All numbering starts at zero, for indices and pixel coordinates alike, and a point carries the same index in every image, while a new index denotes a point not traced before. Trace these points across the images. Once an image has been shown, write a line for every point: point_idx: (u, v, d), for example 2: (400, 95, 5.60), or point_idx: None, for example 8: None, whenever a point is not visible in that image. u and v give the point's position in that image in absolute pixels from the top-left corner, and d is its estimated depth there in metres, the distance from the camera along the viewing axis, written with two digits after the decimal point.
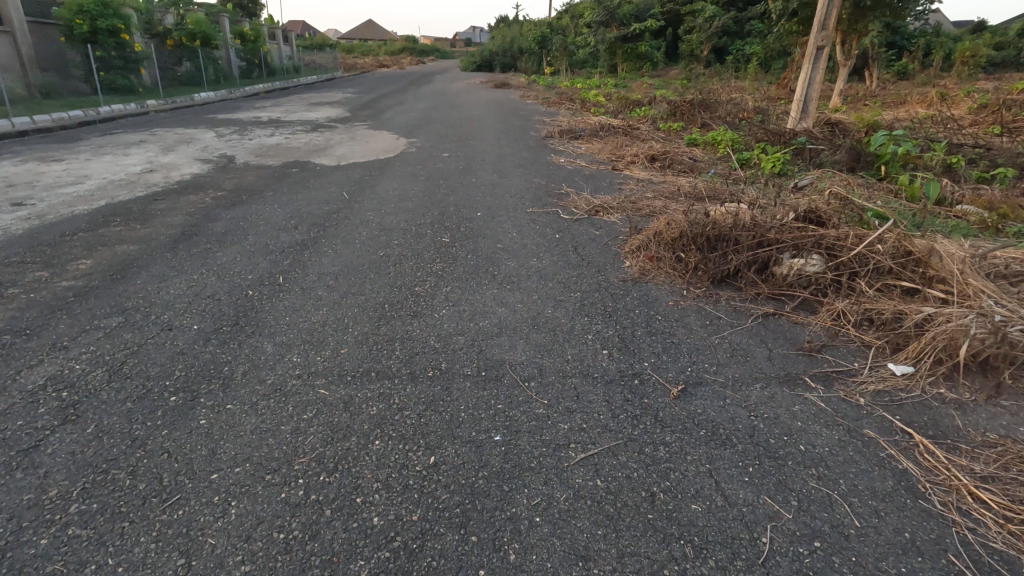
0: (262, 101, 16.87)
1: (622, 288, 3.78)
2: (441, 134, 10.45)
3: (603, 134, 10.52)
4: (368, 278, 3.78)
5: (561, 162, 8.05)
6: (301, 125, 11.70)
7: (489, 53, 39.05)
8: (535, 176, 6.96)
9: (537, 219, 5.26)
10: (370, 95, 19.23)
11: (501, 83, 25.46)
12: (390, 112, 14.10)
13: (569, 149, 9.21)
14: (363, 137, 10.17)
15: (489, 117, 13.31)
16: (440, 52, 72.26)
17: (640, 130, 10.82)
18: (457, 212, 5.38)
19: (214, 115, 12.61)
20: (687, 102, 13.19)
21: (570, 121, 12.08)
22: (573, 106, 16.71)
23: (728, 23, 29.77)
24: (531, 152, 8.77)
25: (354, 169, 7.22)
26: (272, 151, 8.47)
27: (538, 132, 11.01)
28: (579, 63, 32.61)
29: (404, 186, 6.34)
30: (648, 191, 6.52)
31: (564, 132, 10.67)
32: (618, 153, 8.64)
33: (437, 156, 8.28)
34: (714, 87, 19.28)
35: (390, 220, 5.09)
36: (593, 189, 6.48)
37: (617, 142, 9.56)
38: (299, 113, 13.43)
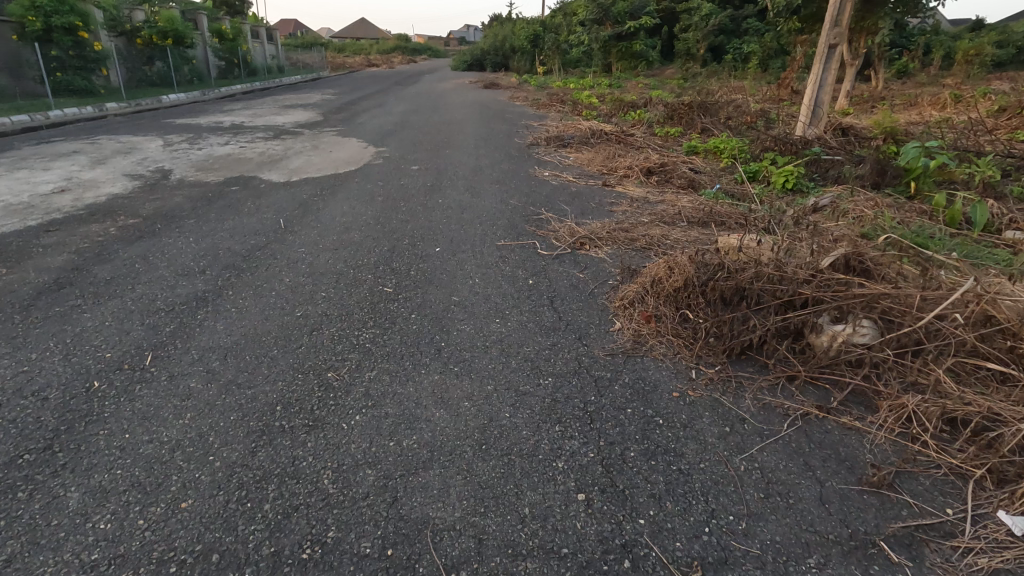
0: (233, 103, 15.86)
1: (609, 369, 2.83)
2: (416, 142, 9.46)
3: (593, 141, 9.56)
4: (268, 357, 2.81)
5: (545, 176, 7.09)
6: (263, 131, 10.67)
7: (480, 52, 38.05)
8: (512, 196, 6.01)
9: (508, 256, 4.30)
10: (351, 97, 18.24)
11: (491, 82, 24.50)
12: (365, 116, 13.07)
13: (555, 160, 8.26)
14: (329, 146, 9.16)
15: (471, 121, 12.31)
16: (432, 50, 71.11)
17: (635, 137, 9.86)
18: (411, 247, 4.42)
19: (172, 120, 11.59)
20: (685, 104, 12.26)
21: (559, 125, 11.13)
22: (564, 109, 15.76)
23: (724, 21, 28.90)
24: (512, 164, 7.80)
25: (303, 187, 6.24)
26: (218, 164, 7.48)
27: (523, 139, 10.06)
28: (572, 63, 31.65)
29: (356, 210, 5.36)
30: (643, 215, 5.57)
31: (551, 139, 9.69)
32: (609, 164, 7.69)
33: (406, 169, 7.32)
34: (712, 88, 18.36)
35: (324, 261, 4.11)
36: (578, 212, 5.53)
37: (609, 150, 8.61)
38: (267, 117, 12.44)
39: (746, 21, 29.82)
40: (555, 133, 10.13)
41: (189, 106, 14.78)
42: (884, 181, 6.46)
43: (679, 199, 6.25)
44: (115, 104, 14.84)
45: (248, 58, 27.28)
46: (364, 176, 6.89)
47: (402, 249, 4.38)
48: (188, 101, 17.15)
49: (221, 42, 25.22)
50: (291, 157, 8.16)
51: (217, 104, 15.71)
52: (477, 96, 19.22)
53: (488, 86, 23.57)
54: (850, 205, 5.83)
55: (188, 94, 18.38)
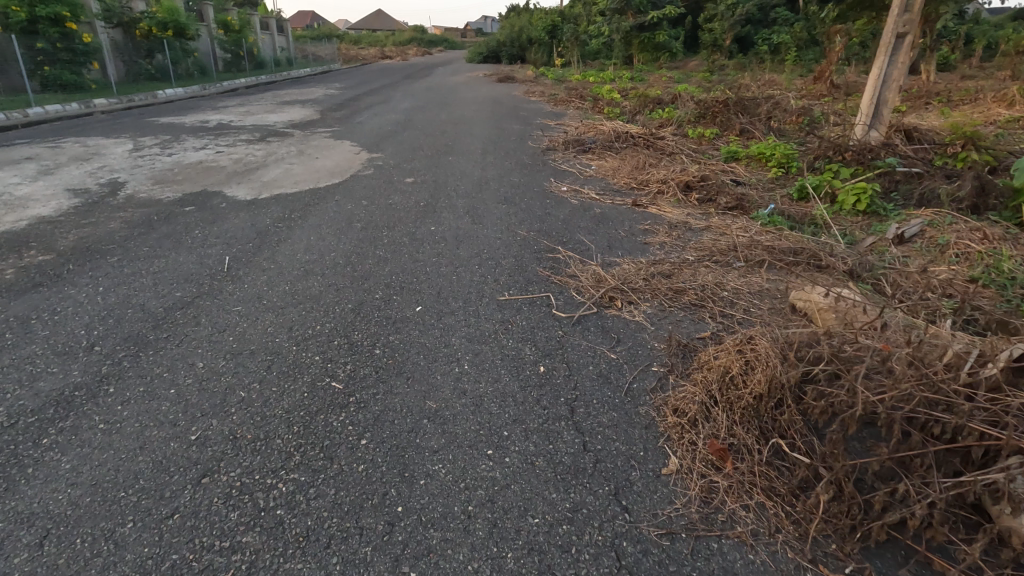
0: (229, 99, 14.93)
1: (668, 573, 1.71)
2: (416, 146, 8.34)
3: (616, 146, 8.38)
4: (113, 543, 1.74)
5: (563, 192, 5.96)
6: (250, 133, 9.66)
7: (496, 44, 36.63)
8: (522, 222, 4.90)
9: (514, 320, 3.19)
10: (358, 92, 17.22)
11: (506, 76, 23.31)
12: (365, 114, 12.00)
13: (573, 170, 7.13)
14: (317, 151, 8.10)
15: (481, 121, 11.15)
16: (448, 42, 69.79)
17: (666, 141, 8.65)
18: (384, 305, 3.33)
19: (155, 120, 10.67)
20: (720, 102, 11.00)
21: (579, 126, 9.96)
22: (584, 105, 14.55)
23: (752, 10, 27.25)
24: (524, 176, 6.67)
25: (270, 208, 5.19)
26: (183, 175, 6.47)
27: (538, 142, 8.91)
28: (591, 55, 30.21)
29: (324, 244, 4.29)
30: (687, 251, 4.42)
31: (569, 144, 8.52)
32: (639, 177, 6.51)
33: (399, 182, 6.24)
34: (743, 82, 16.95)
35: (261, 329, 3.03)
36: (604, 246, 4.41)
37: (638, 157, 7.44)
38: (259, 116, 11.46)
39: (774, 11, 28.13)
40: (574, 136, 8.97)
41: (181, 103, 13.84)
42: (985, 204, 5.20)
43: (728, 226, 5.08)
44: (105, 101, 14.00)
45: (255, 50, 26.38)
46: (347, 191, 5.82)
47: (373, 307, 3.29)
48: (184, 96, 16.26)
49: (226, 34, 24.35)
50: (270, 165, 7.14)
51: (211, 100, 14.78)
52: (490, 91, 18.04)
53: (502, 79, 22.35)
54: (951, 239, 4.62)
55: (186, 89, 17.53)
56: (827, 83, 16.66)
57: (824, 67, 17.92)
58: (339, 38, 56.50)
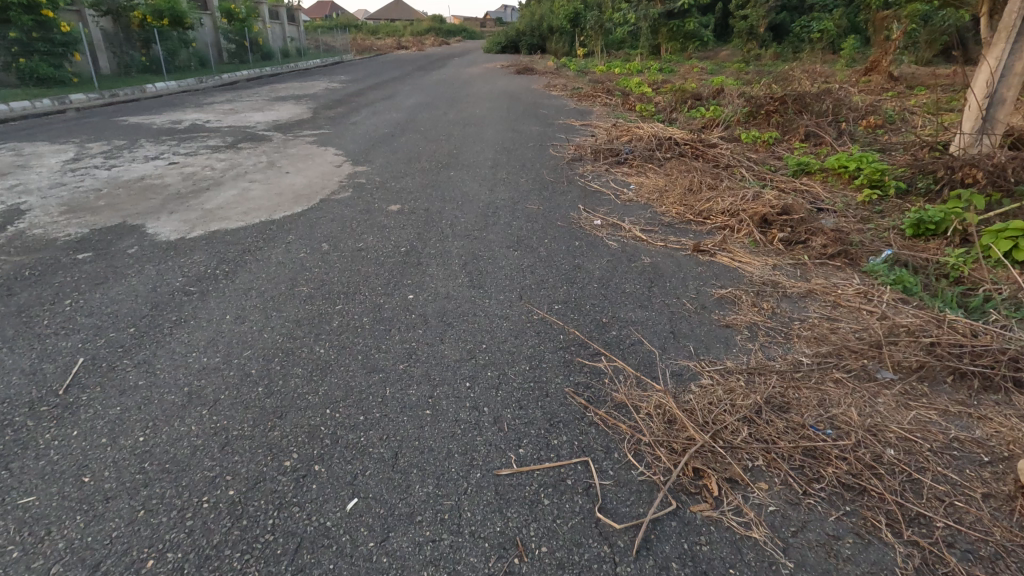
0: (219, 95, 13.62)
1: None
2: (412, 155, 6.86)
3: (659, 154, 6.80)
4: None
5: (596, 229, 4.46)
6: (223, 136, 8.25)
7: (515, 33, 34.84)
8: (540, 287, 3.41)
9: (524, 543, 1.71)
10: (363, 85, 15.79)
11: (524, 67, 21.74)
12: (363, 113, 10.54)
13: (607, 191, 5.62)
14: (291, 163, 6.65)
15: (494, 121, 9.64)
16: (466, 32, 67.95)
17: (720, 151, 7.04)
18: (291, 495, 1.86)
19: (122, 121, 9.35)
20: (776, 99, 9.34)
21: (610, 129, 8.39)
22: (612, 101, 12.93)
23: None
24: (542, 201, 5.17)
25: (192, 257, 3.78)
26: (108, 199, 5.08)
27: (560, 150, 7.37)
28: (615, 45, 28.38)
29: (242, 331, 2.84)
30: (796, 345, 2.88)
31: (600, 153, 6.96)
32: (696, 204, 4.95)
33: (380, 210, 4.79)
34: (788, 74, 15.07)
35: (35, 572, 1.58)
36: (664, 336, 2.92)
37: (688, 175, 5.88)
38: (242, 115, 10.07)
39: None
40: (604, 143, 7.40)
41: (164, 99, 12.55)
42: None
43: (840, 292, 3.52)
44: (81, 96, 12.75)
45: (261, 40, 25.11)
46: (306, 226, 4.36)
47: (266, 504, 1.82)
48: (173, 90, 14.99)
49: (229, 23, 23.10)
50: (225, 183, 5.71)
51: (199, 95, 13.46)
52: (505, 84, 16.44)
53: (521, 71, 20.72)
54: None
55: (178, 83, 16.30)
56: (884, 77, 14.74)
57: (878, 59, 15.95)
58: (354, 28, 54.97)
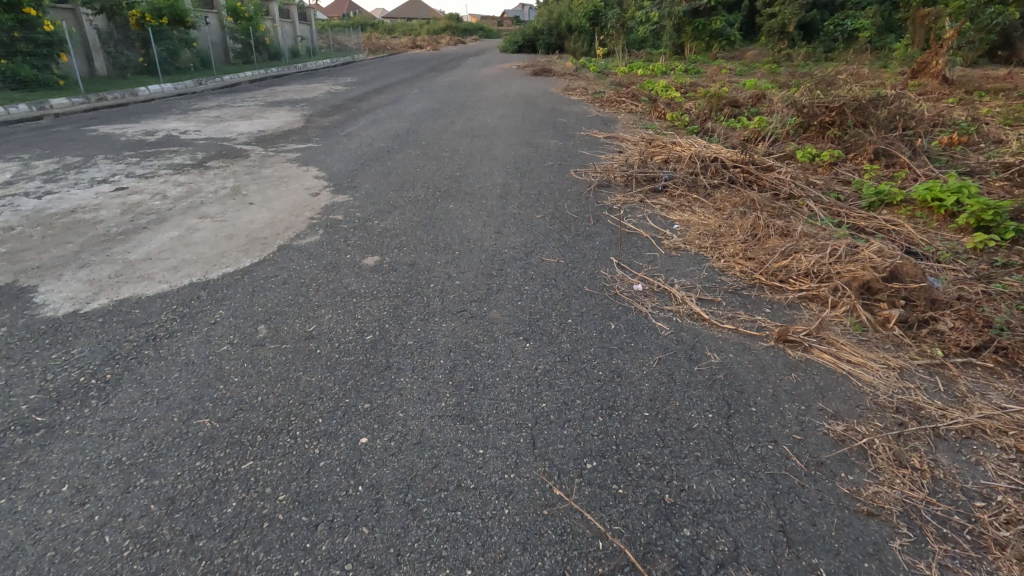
0: (212, 99, 12.68)
1: None
2: (406, 179, 5.74)
3: (705, 179, 5.61)
4: None
5: (636, 300, 3.31)
6: (194, 151, 7.19)
7: (532, 32, 33.62)
8: (561, 421, 2.26)
9: None
10: (369, 88, 14.78)
11: (542, 68, 20.60)
12: (361, 122, 9.47)
13: (642, 233, 4.47)
14: (261, 188, 5.54)
15: (507, 133, 8.51)
16: (483, 31, 66.94)
17: (778, 175, 5.82)
18: None
19: (91, 132, 8.38)
20: (834, 108, 8.07)
21: (641, 147, 7.23)
22: (638, 108, 11.73)
23: None
24: (562, 250, 4.03)
25: (72, 349, 2.69)
26: (12, 244, 4.02)
27: (583, 172, 6.22)
28: (637, 44, 27.09)
29: (74, 527, 1.73)
30: (1000, 568, 1.69)
31: (631, 177, 5.80)
32: (768, 258, 3.77)
33: (351, 265, 3.68)
34: (831, 78, 13.75)
35: None
36: (769, 543, 1.76)
37: (746, 215, 4.71)
38: (225, 124, 9.04)
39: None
40: (636, 164, 6.24)
41: (151, 104, 11.61)
42: None
43: (1020, 428, 2.32)
44: (63, 101, 11.83)
45: (268, 39, 24.25)
46: (247, 294, 3.25)
47: None
48: (167, 94, 14.11)
49: (235, 21, 22.25)
50: (171, 217, 4.62)
51: (190, 100, 12.53)
52: (521, 87, 15.30)
53: (537, 72, 19.52)
54: None
55: (174, 86, 15.39)
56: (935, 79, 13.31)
57: (927, 60, 14.53)
58: (370, 28, 54.22)
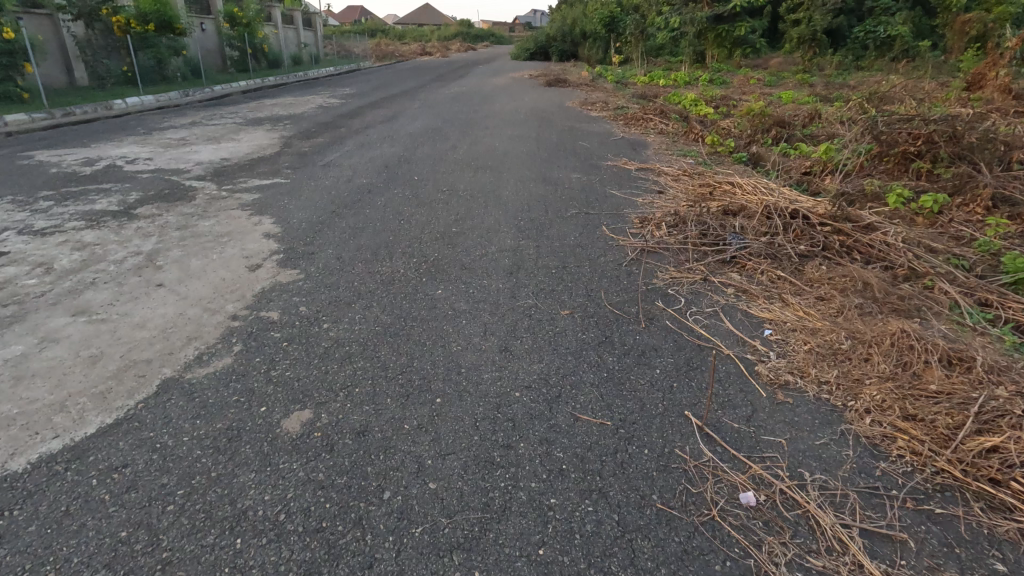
0: (188, 115, 11.38)
1: None
2: (383, 241, 4.33)
3: (788, 245, 4.12)
4: None
5: (749, 537, 1.84)
6: (129, 188, 5.81)
7: (544, 38, 32.23)
8: None
9: None
10: (367, 102, 13.44)
11: (556, 77, 19.21)
12: (347, 147, 8.09)
13: (720, 348, 2.99)
14: (186, 254, 4.10)
15: (518, 163, 7.09)
16: (494, 37, 65.86)
17: (885, 235, 4.32)
18: None
19: (21, 160, 7.05)
20: (922, 137, 6.57)
21: (687, 190, 5.77)
22: (669, 127, 10.28)
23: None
24: (602, 389, 2.58)
25: None
26: None
27: (617, 228, 4.76)
28: (655, 51, 25.67)
29: None
30: None
31: (685, 240, 4.33)
32: (952, 429, 2.27)
33: (257, 436, 2.22)
34: (883, 92, 12.21)
35: None
36: None
37: (868, 318, 3.23)
38: (185, 149, 7.67)
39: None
40: (688, 217, 4.78)
41: (116, 122, 10.34)
42: None
43: None
44: (20, 117, 10.54)
45: (267, 47, 23.07)
46: (49, 527, 1.81)
47: None
48: (143, 108, 12.84)
49: (232, 28, 21.08)
50: (33, 312, 3.20)
51: (165, 116, 11.25)
52: (535, 100, 13.92)
53: (550, 82, 18.08)
54: None
55: (155, 98, 14.11)
56: (998, 92, 11.77)
57: (983, 71, 12.91)
58: (381, 34, 53.24)
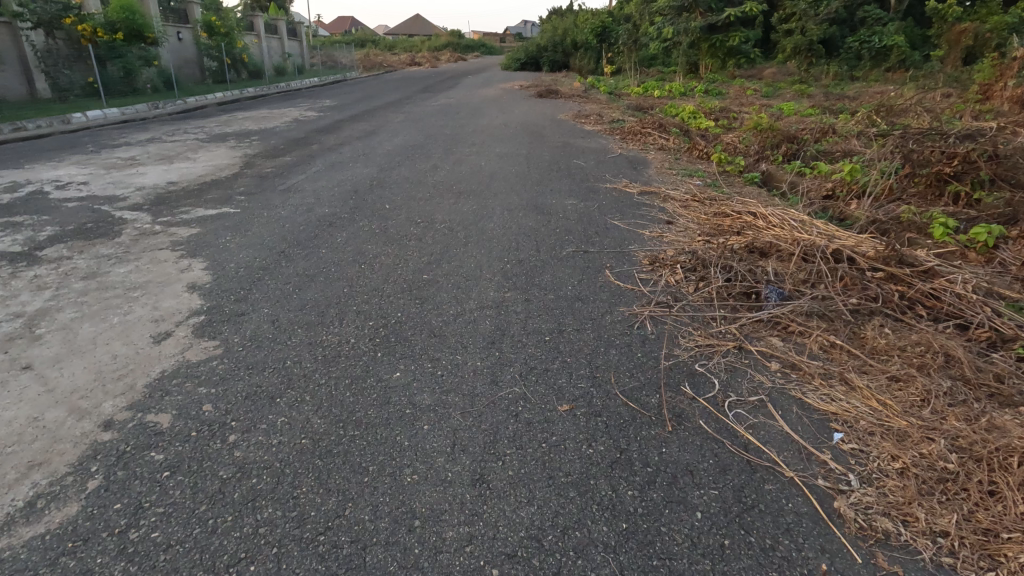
0: (148, 130, 10.48)
1: None
2: (336, 295, 3.49)
3: (836, 298, 3.34)
4: None
5: None
6: (44, 222, 4.92)
7: (534, 48, 31.68)
8: None
9: None
10: (346, 115, 12.63)
11: (547, 88, 18.53)
12: (315, 167, 7.26)
13: (779, 466, 2.17)
14: (80, 316, 3.22)
15: (506, 186, 6.30)
16: (486, 47, 65.56)
17: (950, 283, 3.54)
18: None
19: None
20: (959, 157, 5.85)
21: (701, 223, 4.98)
22: (670, 143, 9.55)
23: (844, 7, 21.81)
24: (620, 557, 1.75)
25: None
26: None
27: (622, 273, 3.95)
28: (648, 61, 25.13)
29: None
30: None
31: (710, 291, 3.53)
32: None
33: None
34: (891, 104, 11.60)
35: None
36: None
37: (967, 413, 2.43)
38: (129, 171, 6.79)
39: (864, 7, 22.32)
40: (708, 260, 3.97)
41: (66, 138, 9.43)
42: None
43: None
44: None
45: (247, 57, 22.23)
46: None
47: None
48: (103, 122, 11.93)
49: (210, 37, 20.23)
50: None
51: (122, 131, 10.35)
52: (525, 112, 13.19)
53: (541, 93, 17.37)
54: None
55: (120, 111, 13.20)
56: (1009, 102, 11.19)
57: (993, 81, 12.41)
58: (371, 46, 52.52)
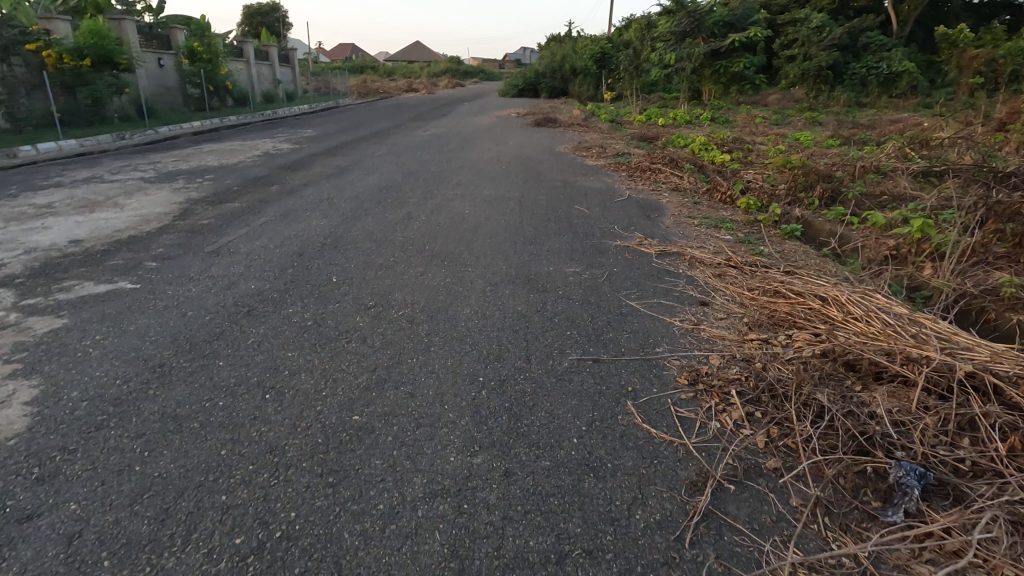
0: (95, 165, 9.33)
1: None
2: (203, 465, 2.20)
3: (1009, 476, 2.06)
4: None
5: None
6: None
7: (532, 74, 30.90)
8: None
9: None
10: (324, 147, 11.50)
11: (544, 116, 17.51)
12: (265, 216, 6.03)
13: None
14: None
15: (492, 245, 5.05)
16: (484, 73, 65.36)
17: None
18: None
19: None
20: None
21: (750, 307, 3.73)
22: (684, 182, 8.37)
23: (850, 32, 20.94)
24: None
25: None
26: None
27: (652, 408, 2.65)
28: (649, 88, 24.29)
29: None
30: None
31: (804, 462, 2.24)
32: None
33: None
34: (928, 135, 10.30)
35: None
36: None
37: None
38: (34, 223, 5.58)
39: (869, 32, 21.41)
40: (782, 388, 2.68)
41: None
42: None
43: None
44: None
45: (233, 83, 21.29)
46: None
47: None
48: (52, 155, 10.80)
49: (192, 63, 19.31)
50: None
51: (65, 167, 9.20)
52: (520, 144, 12.08)
53: (538, 122, 16.31)
54: None
55: (79, 144, 12.05)
56: None
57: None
58: (371, 72, 52.23)
